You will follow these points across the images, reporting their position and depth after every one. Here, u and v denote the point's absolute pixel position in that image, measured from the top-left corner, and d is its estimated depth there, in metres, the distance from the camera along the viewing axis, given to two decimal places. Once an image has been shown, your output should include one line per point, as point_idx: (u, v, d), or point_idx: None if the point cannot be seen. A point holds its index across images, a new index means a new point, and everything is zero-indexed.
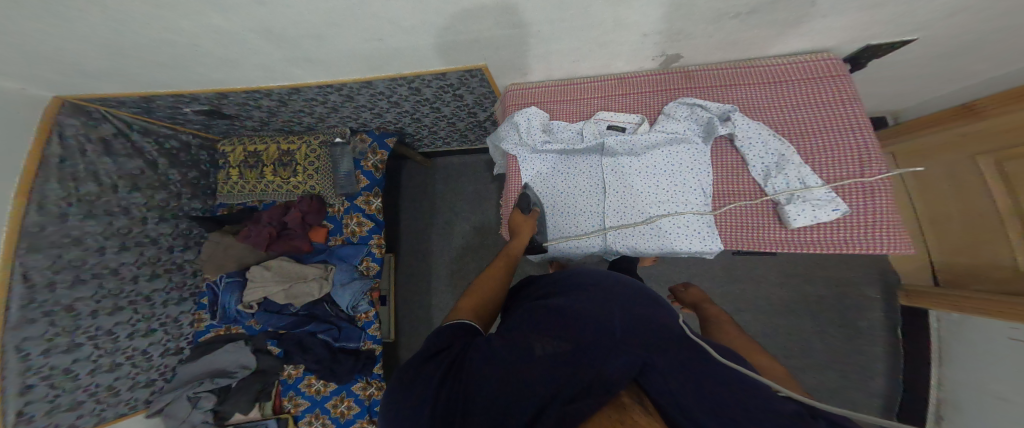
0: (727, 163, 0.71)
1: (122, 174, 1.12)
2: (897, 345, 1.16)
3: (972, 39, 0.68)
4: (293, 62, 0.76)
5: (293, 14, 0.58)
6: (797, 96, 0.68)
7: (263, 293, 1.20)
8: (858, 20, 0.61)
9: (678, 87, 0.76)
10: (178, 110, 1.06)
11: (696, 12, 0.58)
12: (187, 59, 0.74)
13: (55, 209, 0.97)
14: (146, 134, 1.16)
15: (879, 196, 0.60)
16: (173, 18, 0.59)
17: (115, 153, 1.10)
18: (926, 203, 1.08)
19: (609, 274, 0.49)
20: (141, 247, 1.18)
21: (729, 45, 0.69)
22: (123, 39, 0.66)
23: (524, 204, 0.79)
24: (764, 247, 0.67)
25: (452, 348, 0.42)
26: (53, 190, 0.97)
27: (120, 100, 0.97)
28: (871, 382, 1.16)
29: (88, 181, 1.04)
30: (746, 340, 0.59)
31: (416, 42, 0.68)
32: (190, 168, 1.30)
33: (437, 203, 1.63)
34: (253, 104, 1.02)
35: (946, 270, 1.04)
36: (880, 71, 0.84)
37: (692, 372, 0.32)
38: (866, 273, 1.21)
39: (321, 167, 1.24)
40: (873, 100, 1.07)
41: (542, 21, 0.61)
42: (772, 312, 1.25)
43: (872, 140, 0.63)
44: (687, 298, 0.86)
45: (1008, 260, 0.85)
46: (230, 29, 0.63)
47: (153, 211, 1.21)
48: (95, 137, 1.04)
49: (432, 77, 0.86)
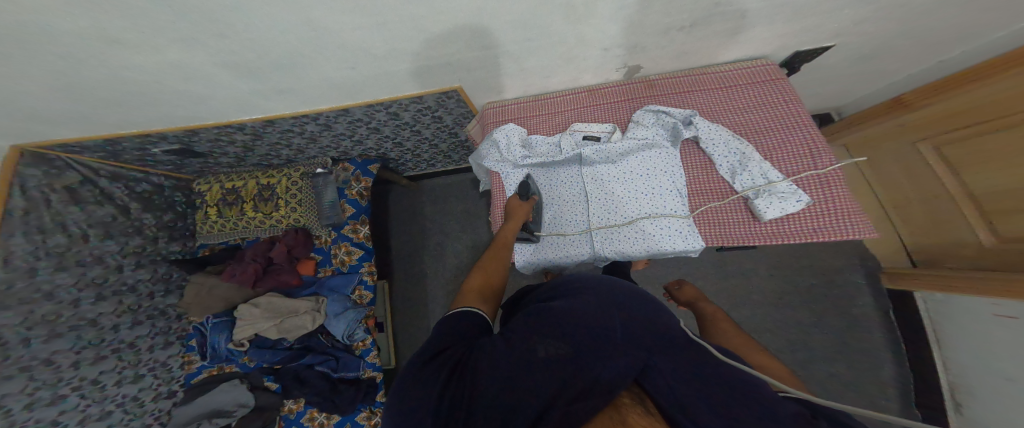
0: (696, 164, 0.74)
1: (92, 222, 1.08)
2: (894, 328, 1.17)
3: (897, 37, 0.75)
4: (266, 93, 0.76)
5: (261, 44, 0.59)
6: (749, 99, 0.73)
7: (254, 330, 1.16)
8: (790, 28, 0.67)
9: (642, 96, 0.80)
10: (147, 151, 1.04)
11: (645, 28, 0.62)
12: (156, 97, 0.73)
13: (24, 264, 0.92)
14: (114, 180, 1.13)
15: (836, 186, 0.63)
16: (134, 54, 0.59)
17: (83, 201, 1.06)
18: (885, 190, 1.14)
19: (608, 279, 0.49)
20: (119, 296, 1.13)
21: (682, 55, 0.74)
22: (86, 80, 0.65)
23: (523, 191, 0.81)
24: (738, 242, 0.69)
25: (455, 348, 0.42)
26: (19, 245, 0.91)
27: (84, 144, 0.95)
28: (880, 371, 1.15)
29: (57, 232, 1.00)
30: (744, 338, 0.59)
31: (388, 68, 0.70)
32: (163, 211, 1.27)
33: (427, 224, 1.62)
34: (226, 139, 1.01)
35: (920, 250, 1.08)
36: (816, 75, 0.92)
37: (691, 377, 0.34)
38: (850, 260, 1.24)
39: (304, 199, 1.23)
40: (822, 100, 1.15)
41: (506, 42, 0.64)
42: (768, 307, 1.26)
43: (819, 134, 0.67)
44: (681, 296, 0.88)
45: (973, 238, 0.90)
46: (196, 63, 0.63)
47: (129, 258, 1.17)
48: (60, 187, 1.00)
49: (408, 101, 0.88)
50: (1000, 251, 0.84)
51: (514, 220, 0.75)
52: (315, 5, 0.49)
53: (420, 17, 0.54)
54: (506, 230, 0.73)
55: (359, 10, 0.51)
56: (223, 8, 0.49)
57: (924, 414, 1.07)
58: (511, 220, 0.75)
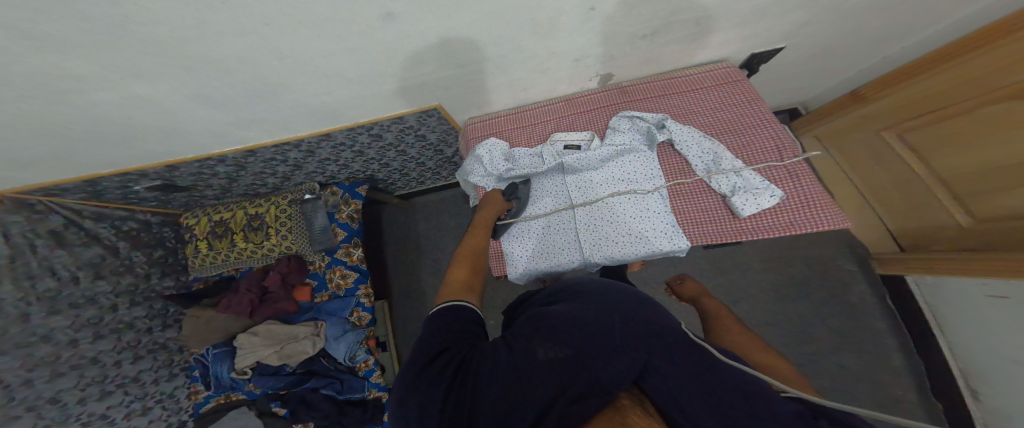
0: (674, 165, 0.75)
1: (80, 264, 1.06)
2: (895, 313, 1.17)
3: (850, 31, 0.79)
4: (246, 124, 0.77)
5: (233, 77, 0.59)
6: (714, 100, 0.77)
7: (255, 358, 1.14)
8: (745, 31, 0.71)
9: (616, 102, 0.82)
10: (128, 188, 1.02)
11: (606, 40, 0.65)
12: (134, 134, 0.73)
13: (15, 311, 0.92)
14: (99, 221, 1.09)
15: (806, 179, 0.65)
16: (106, 94, 0.58)
17: (69, 244, 1.04)
18: (863, 179, 1.16)
19: (608, 285, 0.49)
20: (118, 333, 1.12)
21: (650, 61, 0.77)
22: (60, 124, 0.64)
23: (509, 191, 0.84)
24: (719, 239, 0.69)
25: (454, 350, 0.43)
26: (8, 292, 0.91)
27: (65, 186, 0.93)
28: (890, 359, 1.13)
29: (46, 277, 0.99)
30: (750, 337, 0.59)
31: (365, 92, 0.71)
32: (153, 247, 1.23)
33: (421, 241, 1.61)
34: (209, 171, 1.01)
35: (904, 235, 1.10)
36: (774, 73, 0.98)
37: (691, 376, 0.34)
38: (838, 248, 1.26)
39: (293, 227, 1.22)
40: (789, 95, 1.20)
41: (477, 61, 0.66)
42: (768, 300, 1.26)
43: (783, 131, 0.70)
44: (684, 291, 0.86)
45: (952, 220, 0.92)
46: (168, 98, 0.63)
47: (122, 296, 1.15)
48: (46, 231, 0.98)
49: (390, 122, 0.89)
50: (980, 232, 0.86)
51: (489, 208, 0.78)
52: (282, 36, 0.51)
53: (390, 42, 0.56)
54: (481, 219, 0.76)
55: (327, 40, 0.53)
56: (191, 43, 0.50)
57: (942, 403, 1.04)
58: (486, 207, 0.78)
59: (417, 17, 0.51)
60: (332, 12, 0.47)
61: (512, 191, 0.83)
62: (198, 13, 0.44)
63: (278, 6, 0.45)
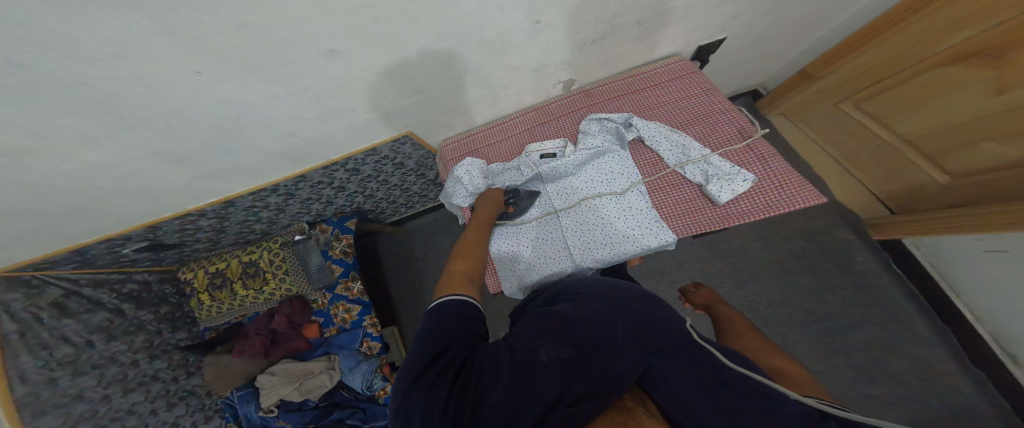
0: (647, 162, 0.76)
1: (92, 329, 0.95)
2: (904, 277, 1.13)
3: (782, 12, 0.85)
4: (214, 174, 0.76)
5: (188, 129, 0.59)
6: (672, 94, 0.80)
7: (278, 395, 1.11)
8: (685, 28, 0.79)
9: (582, 105, 0.85)
10: (118, 253, 0.95)
11: (561, 48, 0.71)
12: (99, 201, 0.71)
13: (40, 377, 0.84)
14: (98, 286, 0.97)
15: (771, 161, 0.67)
16: (58, 163, 0.57)
17: (74, 313, 0.93)
18: (837, 149, 1.21)
19: (611, 282, 0.47)
20: (147, 385, 1.03)
21: (607, 63, 0.83)
22: (18, 203, 0.62)
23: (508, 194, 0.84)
24: (703, 229, 0.67)
25: (456, 349, 0.40)
26: (29, 362, 0.82)
27: (53, 258, 0.85)
28: (915, 328, 1.07)
29: (60, 346, 0.89)
30: (762, 341, 0.54)
31: (329, 129, 0.72)
32: (157, 305, 1.12)
33: (414, 268, 1.57)
34: (193, 227, 0.98)
35: (891, 198, 1.11)
36: (723, 60, 1.06)
37: (696, 377, 0.33)
38: (832, 219, 1.24)
39: (290, 268, 1.18)
40: (745, 78, 1.27)
41: (432, 86, 0.69)
42: (775, 280, 1.22)
43: (743, 117, 0.73)
44: (698, 299, 0.82)
45: (932, 178, 0.95)
46: (123, 160, 0.62)
47: (142, 352, 1.05)
48: (47, 305, 0.87)
49: (364, 155, 0.89)
50: (956, 188, 0.90)
51: (487, 204, 0.78)
52: (220, 82, 0.51)
53: (339, 77, 0.58)
54: (479, 214, 0.76)
55: (276, 81, 0.54)
56: (131, 101, 0.49)
57: (986, 371, 0.97)
58: (484, 204, 0.78)
59: (359, 50, 0.53)
60: (276, 55, 0.49)
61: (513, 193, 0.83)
62: (139, 71, 0.45)
63: (220, 53, 0.46)
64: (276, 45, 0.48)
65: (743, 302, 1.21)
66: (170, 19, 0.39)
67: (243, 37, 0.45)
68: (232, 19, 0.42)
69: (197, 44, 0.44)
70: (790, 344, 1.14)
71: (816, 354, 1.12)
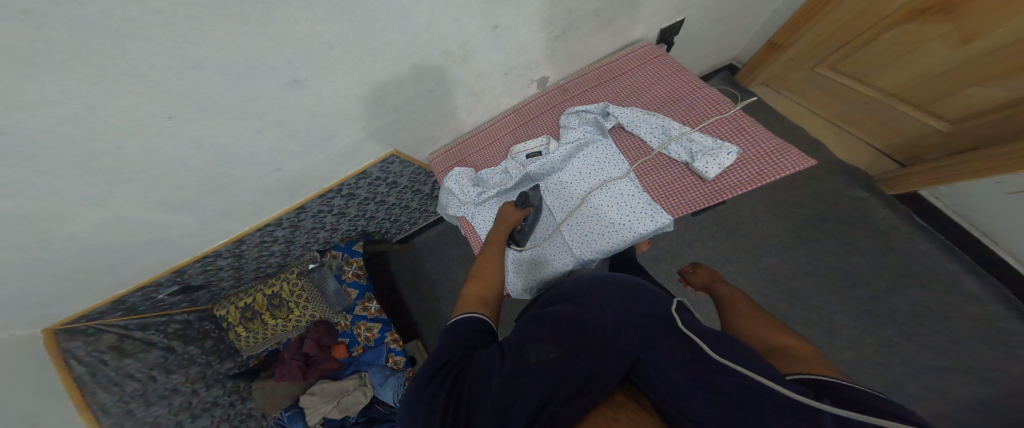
0: (632, 147, 0.75)
1: (151, 366, 0.97)
2: (933, 230, 1.07)
3: None
4: (219, 216, 0.79)
5: (182, 175, 0.61)
6: (644, 78, 0.81)
7: (320, 414, 1.10)
8: (642, 12, 0.81)
9: (559, 101, 0.86)
10: (154, 298, 0.96)
11: (526, 48, 0.73)
12: (118, 256, 0.74)
13: (120, 408, 0.86)
14: (146, 328, 0.99)
15: (754, 130, 0.66)
16: (73, 224, 0.60)
17: (131, 353, 0.95)
18: (825, 109, 1.21)
19: (600, 275, 0.49)
20: (210, 411, 1.04)
21: (574, 57, 0.85)
22: (37, 269, 0.63)
23: (518, 200, 0.77)
24: (698, 206, 0.65)
25: (453, 360, 0.40)
26: (106, 397, 0.86)
27: (99, 309, 0.87)
28: (962, 285, 1.00)
29: (127, 381, 0.91)
30: (767, 317, 0.51)
31: (318, 157, 0.75)
32: (200, 340, 1.12)
33: (424, 282, 1.58)
34: (216, 266, 0.99)
35: (897, 151, 1.08)
36: (691, 38, 1.06)
37: (687, 367, 0.33)
38: (842, 180, 1.19)
39: (310, 296, 1.19)
40: (720, 50, 1.26)
41: (407, 102, 0.71)
42: (794, 249, 1.17)
43: (717, 93, 0.73)
44: (698, 279, 0.80)
45: (929, 127, 0.95)
46: (130, 211, 0.64)
47: (198, 382, 1.06)
48: (106, 348, 0.90)
49: (356, 179, 0.91)
50: (955, 134, 0.90)
51: (503, 223, 0.73)
52: (199, 120, 0.52)
53: (311, 107, 0.60)
54: (494, 235, 0.71)
55: (252, 116, 0.56)
56: (128, 151, 0.51)
57: None
58: (500, 223, 0.74)
59: (321, 77, 0.55)
60: (260, 84, 0.51)
61: (525, 199, 0.76)
62: (111, 123, 0.46)
63: (206, 95, 0.49)
64: (239, 80, 0.49)
65: (763, 276, 1.16)
66: (142, 67, 0.41)
67: (221, 72, 0.47)
68: (183, 60, 0.43)
69: (175, 91, 0.46)
70: (821, 315, 1.08)
71: (856, 322, 1.06)
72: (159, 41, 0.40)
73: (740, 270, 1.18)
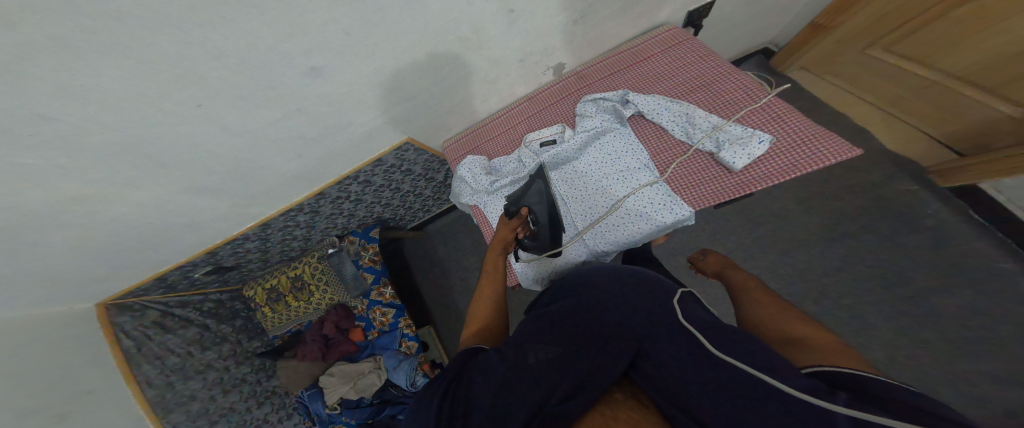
0: (652, 136, 0.72)
1: (189, 342, 1.04)
2: (979, 228, 1.00)
3: None
4: (246, 200, 0.82)
5: (211, 161, 0.64)
6: (667, 63, 0.77)
7: (338, 394, 1.15)
8: None
9: (576, 88, 0.84)
10: (191, 277, 1.01)
11: (543, 32, 0.71)
12: (156, 239, 0.78)
13: (161, 381, 0.93)
14: (185, 306, 1.06)
15: (791, 117, 0.62)
16: (116, 206, 0.63)
17: (172, 329, 1.01)
18: (872, 95, 1.13)
19: (606, 268, 0.49)
20: (239, 387, 1.10)
21: (594, 42, 0.82)
22: (86, 249, 0.68)
23: (509, 209, 0.71)
24: (723, 198, 0.62)
25: (453, 364, 0.41)
26: (149, 369, 0.92)
27: (143, 288, 0.93)
28: (1012, 288, 0.93)
29: (168, 355, 0.98)
30: (784, 307, 0.49)
31: (337, 144, 0.76)
32: (233, 319, 1.19)
33: (438, 269, 1.61)
34: (245, 249, 1.03)
35: (956, 140, 0.99)
36: (719, 21, 1.01)
37: (694, 364, 0.32)
38: (877, 172, 1.12)
39: (329, 280, 1.24)
40: (749, 33, 1.19)
41: (421, 90, 0.71)
42: (822, 246, 1.12)
43: (749, 79, 0.69)
44: (708, 267, 0.77)
45: (997, 114, 0.87)
46: (166, 196, 0.68)
47: (230, 358, 1.12)
48: (150, 324, 0.97)
49: (372, 167, 0.92)
50: None
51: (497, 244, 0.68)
52: (224, 106, 0.54)
53: (332, 93, 0.61)
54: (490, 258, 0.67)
55: (272, 103, 0.57)
56: (161, 138, 0.54)
57: None
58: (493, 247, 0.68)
59: (338, 65, 0.55)
60: (284, 68, 0.52)
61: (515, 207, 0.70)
62: (147, 110, 0.48)
63: (231, 81, 0.50)
64: (259, 68, 0.50)
65: (787, 273, 1.12)
66: (174, 55, 0.43)
67: (246, 59, 0.47)
68: (208, 49, 0.44)
69: (198, 79, 0.47)
70: (849, 316, 1.04)
71: (889, 324, 1.00)
72: (187, 29, 0.40)
73: (761, 267, 1.14)
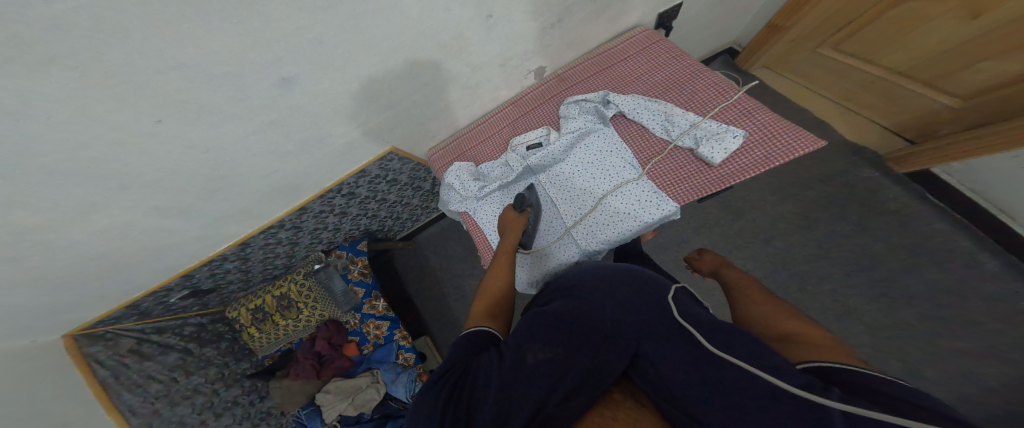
0: (634, 135, 0.73)
1: (170, 367, 0.98)
2: (945, 207, 1.05)
3: None
4: (221, 219, 0.79)
5: (180, 180, 0.61)
6: (645, 63, 0.79)
7: (336, 411, 1.11)
8: None
9: (557, 90, 0.84)
10: (167, 303, 0.97)
11: (519, 37, 0.71)
12: (125, 264, 0.74)
13: (146, 408, 0.88)
14: (162, 331, 1.01)
15: (759, 113, 0.64)
16: (76, 232, 0.60)
17: (151, 356, 0.96)
18: (830, 90, 1.18)
19: (602, 268, 0.50)
20: (231, 410, 1.05)
21: (572, 44, 0.83)
22: (47, 279, 0.64)
23: (518, 202, 0.75)
24: (704, 192, 0.63)
25: (456, 366, 0.40)
26: (132, 398, 0.87)
27: (114, 315, 0.88)
28: (978, 263, 0.98)
29: (151, 382, 0.93)
30: (777, 302, 0.50)
31: (316, 157, 0.74)
32: (218, 341, 1.14)
33: (430, 278, 1.58)
34: (222, 271, 0.99)
35: (906, 128, 1.05)
36: (691, 21, 1.04)
37: (692, 362, 0.32)
38: (848, 159, 1.17)
39: (317, 297, 1.18)
40: (719, 32, 1.23)
41: (400, 98, 0.70)
42: (802, 232, 1.15)
43: (718, 77, 0.71)
44: (704, 266, 0.79)
45: (937, 104, 0.93)
46: (133, 218, 0.64)
47: (217, 382, 1.07)
48: (127, 352, 0.91)
49: (355, 178, 0.90)
50: (967, 108, 0.87)
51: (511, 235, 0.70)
52: (189, 122, 0.52)
53: (306, 104, 0.59)
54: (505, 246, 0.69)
55: (242, 117, 0.55)
56: (121, 158, 0.51)
57: None
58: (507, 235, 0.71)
59: (310, 75, 0.54)
60: (253, 80, 0.50)
61: (524, 201, 0.75)
62: (101, 130, 0.46)
63: (195, 97, 0.48)
64: (223, 82, 0.48)
65: (771, 261, 1.15)
66: (131, 70, 0.41)
67: (209, 72, 0.46)
68: (164, 59, 0.42)
69: (158, 95, 0.45)
70: (830, 299, 1.07)
71: (870, 304, 1.04)
72: (143, 43, 0.39)
73: (746, 256, 1.17)
